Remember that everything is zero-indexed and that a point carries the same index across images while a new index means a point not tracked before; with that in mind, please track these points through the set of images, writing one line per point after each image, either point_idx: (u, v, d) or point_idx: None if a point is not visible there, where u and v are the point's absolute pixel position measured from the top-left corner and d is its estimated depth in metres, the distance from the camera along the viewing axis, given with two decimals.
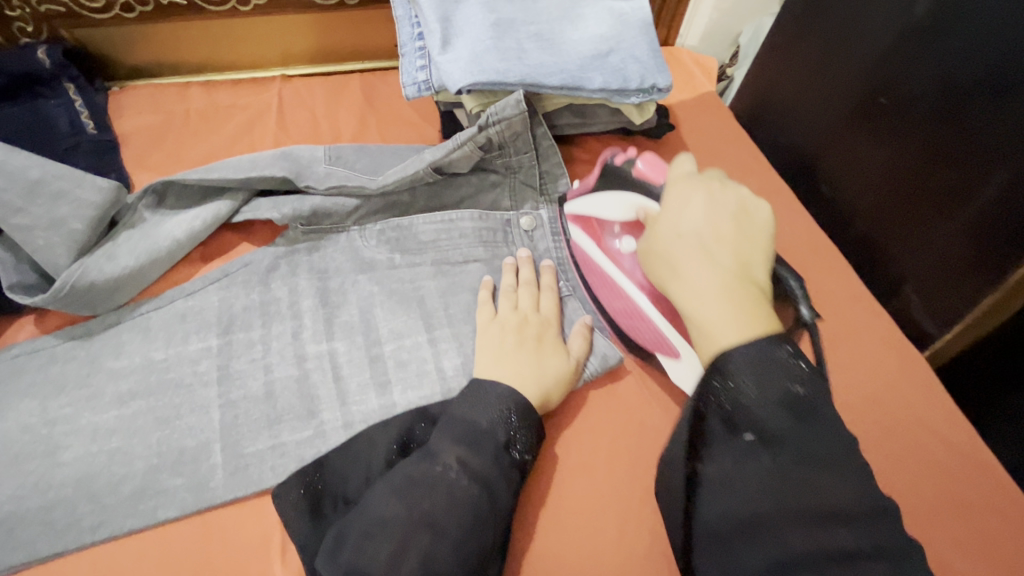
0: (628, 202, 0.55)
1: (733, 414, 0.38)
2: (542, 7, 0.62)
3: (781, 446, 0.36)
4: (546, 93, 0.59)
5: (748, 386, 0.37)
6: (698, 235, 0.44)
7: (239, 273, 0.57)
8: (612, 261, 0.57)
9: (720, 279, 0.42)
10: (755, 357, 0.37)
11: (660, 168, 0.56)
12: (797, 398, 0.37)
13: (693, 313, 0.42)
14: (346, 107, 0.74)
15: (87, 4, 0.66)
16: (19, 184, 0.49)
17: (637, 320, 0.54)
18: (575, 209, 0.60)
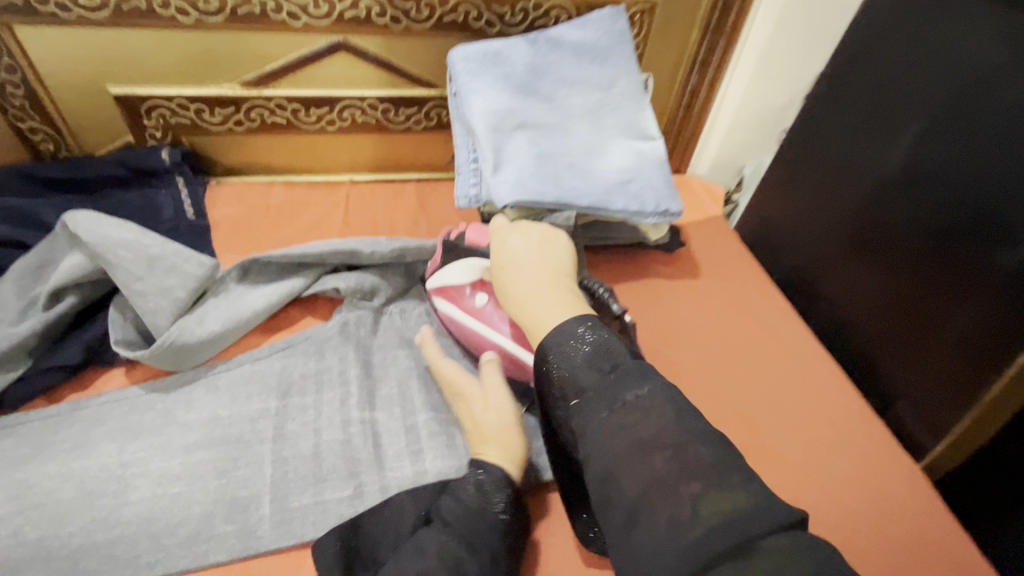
0: (472, 265, 0.64)
1: (561, 383, 0.46)
2: (578, 140, 0.73)
3: (593, 399, 0.44)
4: (577, 210, 0.71)
5: (578, 361, 0.46)
6: (516, 266, 0.56)
7: (301, 345, 0.65)
8: (477, 319, 0.63)
9: (550, 288, 0.54)
10: (556, 337, 0.48)
11: (484, 232, 0.65)
12: (605, 363, 0.45)
13: (527, 316, 0.53)
14: (402, 209, 0.87)
15: (208, 119, 0.80)
16: (142, 258, 0.58)
17: (512, 361, 0.62)
18: (432, 284, 0.66)
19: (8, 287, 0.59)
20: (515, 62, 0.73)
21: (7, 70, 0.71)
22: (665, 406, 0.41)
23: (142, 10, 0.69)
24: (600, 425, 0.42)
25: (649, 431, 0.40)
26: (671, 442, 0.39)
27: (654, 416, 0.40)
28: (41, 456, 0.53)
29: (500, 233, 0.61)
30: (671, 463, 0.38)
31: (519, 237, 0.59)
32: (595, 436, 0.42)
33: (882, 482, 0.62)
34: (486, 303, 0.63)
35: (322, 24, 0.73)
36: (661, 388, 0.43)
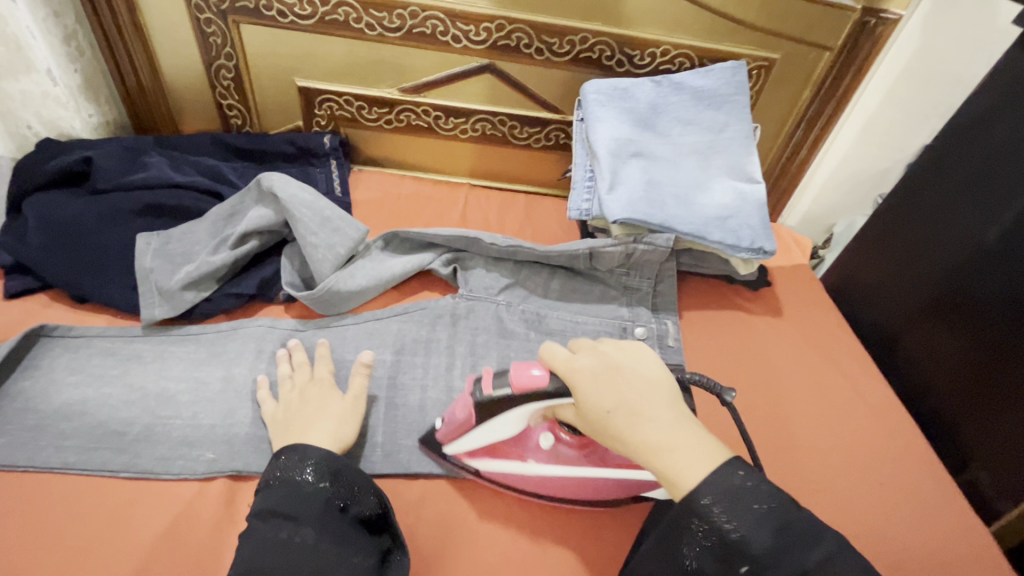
0: (517, 420, 0.56)
1: (723, 544, 0.43)
2: (684, 174, 0.80)
3: (769, 567, 0.41)
4: (676, 235, 0.77)
5: (721, 518, 0.43)
6: (619, 403, 0.48)
7: (417, 313, 0.75)
8: (549, 463, 0.59)
9: (672, 420, 0.47)
10: (710, 494, 0.43)
11: (528, 367, 0.54)
12: (776, 520, 0.43)
13: (661, 465, 0.45)
14: (512, 215, 0.97)
15: (366, 116, 0.95)
16: (317, 217, 0.71)
17: (602, 485, 0.58)
18: (458, 452, 0.59)
19: (206, 229, 0.73)
20: (639, 100, 0.82)
21: (226, 57, 0.88)
22: (847, 567, 0.41)
23: (340, 21, 0.84)
24: None
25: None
26: None
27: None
28: (215, 360, 0.65)
29: (573, 369, 0.51)
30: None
31: (600, 363, 0.50)
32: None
33: (911, 546, 0.65)
34: (550, 441, 0.59)
35: (477, 48, 0.86)
36: (825, 534, 0.42)
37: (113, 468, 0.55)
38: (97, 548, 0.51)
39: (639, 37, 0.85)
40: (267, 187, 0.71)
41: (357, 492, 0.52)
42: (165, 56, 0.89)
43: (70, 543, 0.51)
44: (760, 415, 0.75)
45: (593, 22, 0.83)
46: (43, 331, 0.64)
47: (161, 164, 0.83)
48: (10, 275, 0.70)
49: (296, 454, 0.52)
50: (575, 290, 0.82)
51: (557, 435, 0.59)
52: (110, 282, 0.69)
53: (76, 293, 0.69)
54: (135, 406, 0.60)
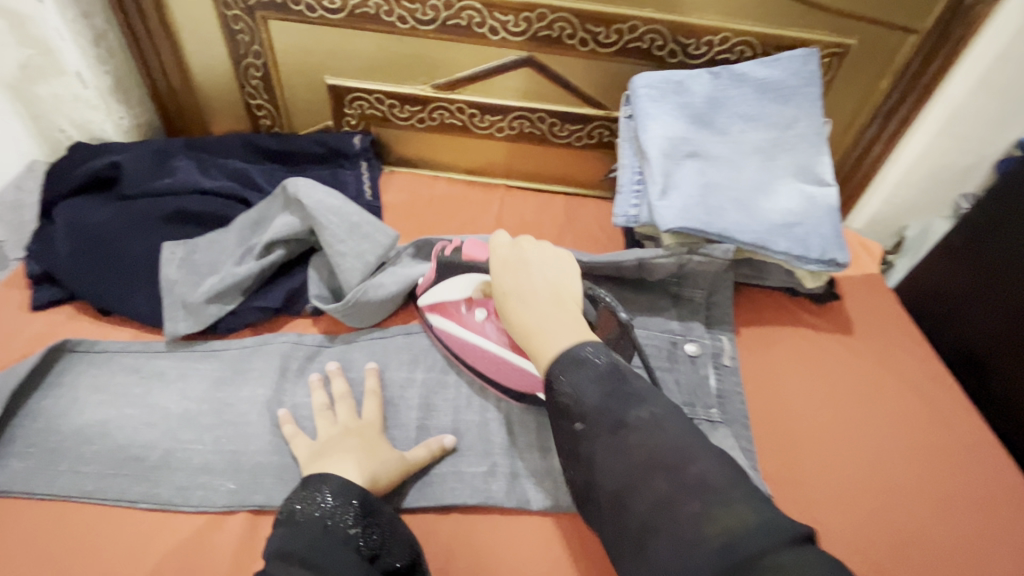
0: (464, 284, 0.61)
1: (567, 406, 0.46)
2: (746, 176, 0.72)
3: (596, 423, 0.45)
4: (736, 244, 0.70)
5: (572, 386, 0.46)
6: (519, 290, 0.52)
7: None
8: (479, 334, 0.62)
9: (557, 311, 0.50)
10: (562, 361, 0.47)
11: (482, 247, 0.62)
12: (619, 388, 0.46)
13: (532, 346, 0.50)
14: (550, 218, 0.91)
15: (397, 114, 0.90)
16: (345, 225, 0.67)
17: (518, 373, 0.60)
18: (426, 301, 0.66)
19: (232, 237, 0.70)
20: (695, 93, 0.74)
21: (254, 55, 0.85)
22: (670, 424, 0.43)
23: (371, 15, 0.79)
24: (606, 448, 0.44)
25: (644, 451, 0.42)
26: (672, 462, 0.41)
27: (652, 435, 0.42)
28: (239, 380, 0.62)
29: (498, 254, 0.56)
30: (673, 482, 0.40)
31: (520, 254, 0.54)
32: (599, 462, 0.44)
33: None
34: (485, 317, 0.62)
35: (516, 40, 0.80)
36: (660, 409, 0.44)
37: (133, 497, 0.53)
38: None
39: (694, 24, 0.77)
40: (293, 193, 0.67)
41: (390, 539, 0.48)
42: (193, 56, 0.86)
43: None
44: (821, 433, 0.68)
45: (644, 9, 0.76)
46: (67, 346, 0.62)
47: (188, 168, 0.80)
48: (36, 284, 0.69)
49: (330, 486, 0.49)
50: (620, 302, 0.75)
51: (493, 312, 0.61)
52: (135, 294, 0.67)
53: (101, 306, 0.66)
54: (156, 429, 0.57)
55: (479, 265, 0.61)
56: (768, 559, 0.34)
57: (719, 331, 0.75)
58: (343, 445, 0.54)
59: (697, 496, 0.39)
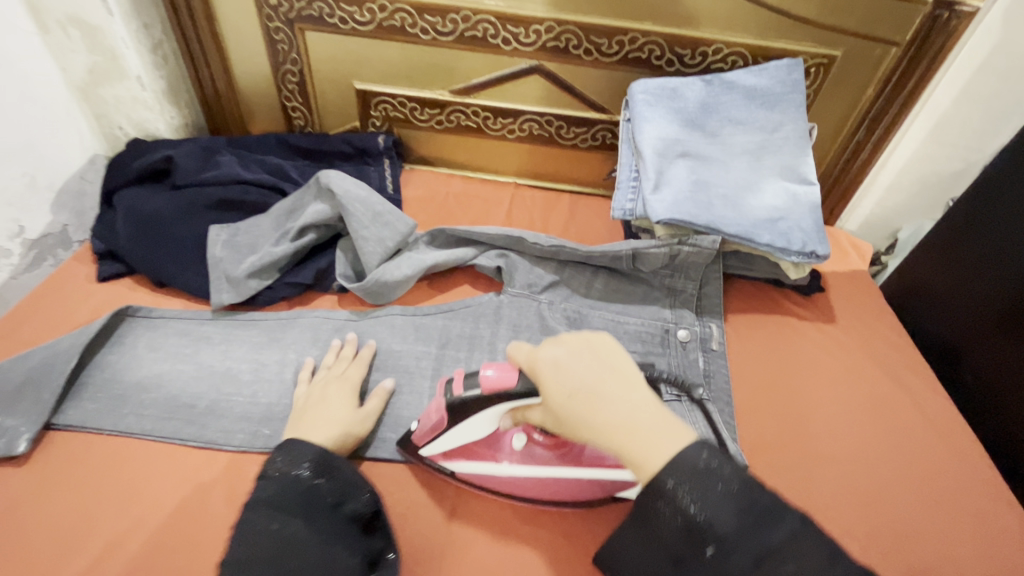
0: (486, 417, 0.55)
1: (692, 529, 0.41)
2: (734, 174, 0.79)
3: (733, 549, 0.40)
4: (723, 236, 0.76)
5: (689, 505, 0.41)
6: (591, 393, 0.46)
7: (460, 310, 0.77)
8: (521, 464, 0.59)
9: (635, 403, 0.45)
10: (677, 474, 0.42)
11: (502, 369, 0.53)
12: (749, 506, 0.40)
13: (628, 453, 0.44)
14: (557, 214, 0.98)
15: (418, 116, 0.99)
16: (369, 213, 0.75)
17: (582, 486, 0.58)
18: (436, 449, 0.59)
19: (270, 224, 0.79)
20: (689, 99, 0.81)
21: (292, 62, 0.94)
22: (808, 548, 0.39)
23: (397, 27, 0.88)
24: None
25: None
26: None
27: (798, 563, 0.38)
28: (274, 344, 0.70)
29: (537, 362, 0.50)
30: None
31: (566, 355, 0.49)
32: None
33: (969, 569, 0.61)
34: (524, 441, 0.59)
35: (527, 50, 0.88)
36: (803, 529, 0.40)
37: (184, 436, 0.61)
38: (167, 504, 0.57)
39: (689, 36, 0.84)
40: (324, 184, 0.75)
41: (356, 489, 0.54)
42: (237, 62, 0.96)
43: (145, 497, 0.57)
44: (813, 436, 0.71)
45: (642, 22, 0.83)
46: (128, 312, 0.72)
47: (232, 162, 0.90)
48: (101, 260, 0.78)
49: (296, 446, 0.54)
50: (617, 292, 0.83)
51: (530, 436, 0.59)
52: (186, 269, 0.76)
53: (157, 278, 0.76)
54: (203, 382, 0.66)
55: (504, 393, 0.52)
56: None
57: (708, 318, 0.81)
58: (322, 406, 0.61)
59: None
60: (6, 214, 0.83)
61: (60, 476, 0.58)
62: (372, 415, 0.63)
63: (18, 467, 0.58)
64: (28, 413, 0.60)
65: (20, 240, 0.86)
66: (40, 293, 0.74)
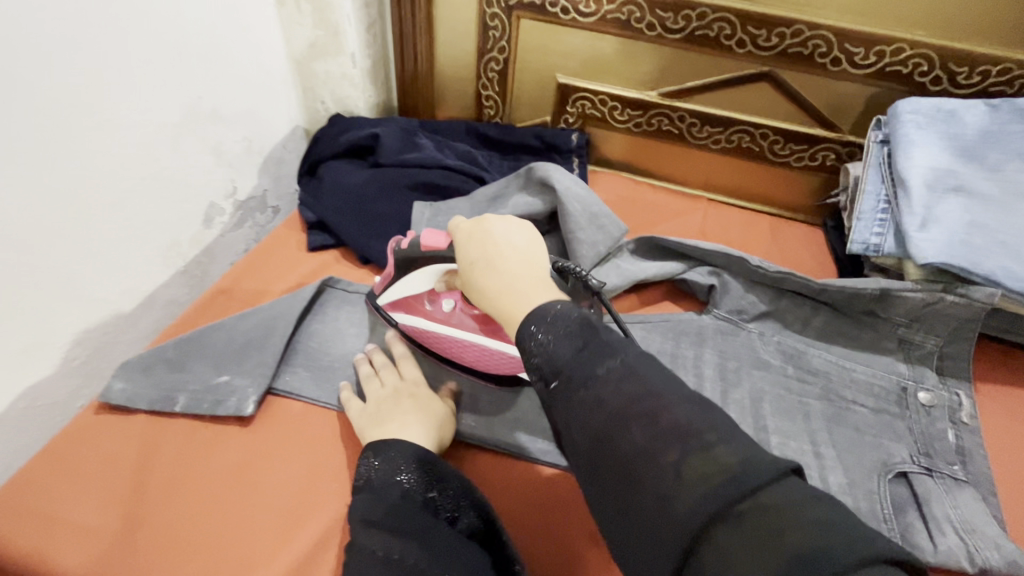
0: (428, 272, 0.60)
1: (540, 367, 0.41)
2: (1022, 220, 0.66)
3: (570, 378, 0.39)
4: (1003, 292, 0.64)
5: (543, 341, 0.41)
6: (483, 259, 0.50)
7: (658, 324, 0.73)
8: (446, 325, 0.62)
9: (525, 273, 0.47)
10: (533, 315, 0.43)
11: (436, 232, 0.59)
12: (588, 337, 0.40)
13: (500, 309, 0.47)
14: (756, 237, 0.89)
15: (616, 117, 0.93)
16: (586, 213, 0.70)
17: (496, 354, 0.61)
18: (388, 298, 0.65)
19: (474, 211, 0.78)
20: (967, 126, 0.69)
21: (499, 50, 0.92)
22: (635, 379, 0.37)
23: (621, 20, 0.83)
24: (577, 404, 0.38)
25: (617, 401, 0.36)
26: (643, 411, 0.35)
27: (622, 385, 0.37)
28: None
29: (458, 232, 0.55)
30: (647, 431, 0.35)
31: (483, 232, 0.52)
32: (577, 419, 0.38)
33: None
34: (453, 306, 0.62)
35: (762, 55, 0.80)
36: (679, 383, 0.37)
37: None
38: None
39: (973, 51, 0.72)
40: (541, 175, 0.72)
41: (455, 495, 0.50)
42: (443, 47, 0.96)
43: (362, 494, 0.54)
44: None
45: (915, 32, 0.72)
46: (329, 283, 0.71)
47: (430, 146, 0.90)
48: (310, 230, 0.80)
49: (391, 451, 0.51)
50: (839, 334, 0.71)
51: (459, 302, 0.62)
52: (390, 249, 0.75)
53: (363, 254, 0.76)
54: None
55: (439, 253, 0.58)
56: (756, 499, 0.30)
57: (957, 381, 0.68)
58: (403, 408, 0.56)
59: (674, 442, 0.34)
60: (224, 174, 0.88)
61: (234, 467, 0.56)
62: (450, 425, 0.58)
63: (243, 428, 0.58)
64: (254, 373, 0.60)
65: (232, 200, 0.90)
66: (257, 256, 0.77)
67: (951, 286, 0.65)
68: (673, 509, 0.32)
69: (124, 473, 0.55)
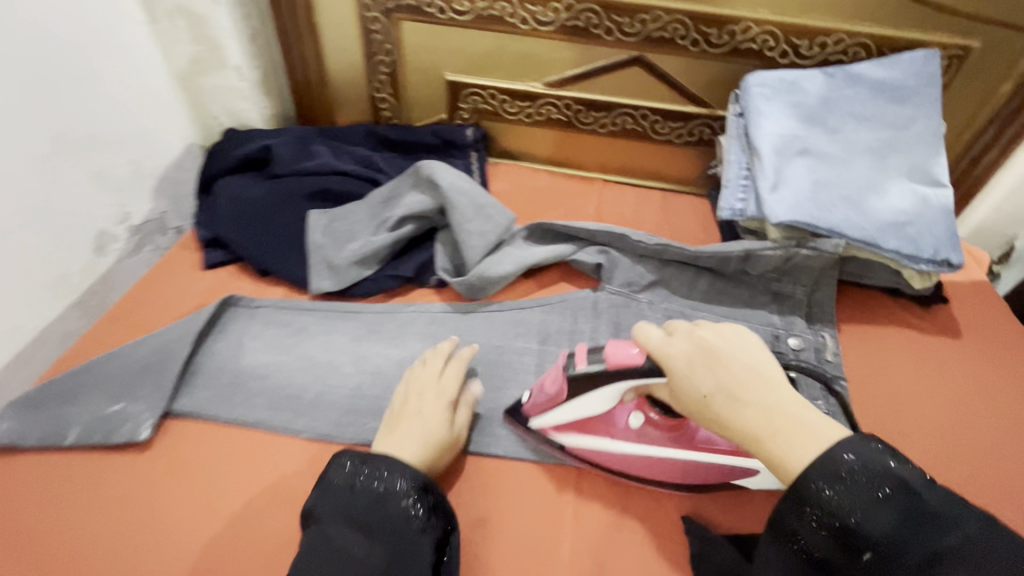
0: (607, 395, 0.55)
1: (843, 532, 0.40)
2: (857, 174, 0.73)
3: (899, 551, 0.39)
4: (845, 241, 0.72)
5: (828, 494, 0.41)
6: (725, 392, 0.46)
7: (558, 305, 0.75)
8: (632, 441, 0.58)
9: (772, 396, 0.45)
10: (822, 466, 0.41)
11: (621, 346, 0.53)
12: (891, 490, 0.40)
13: (767, 452, 0.44)
14: (648, 212, 0.95)
15: (507, 109, 0.97)
16: (472, 206, 0.74)
17: (677, 465, 0.57)
18: (544, 421, 0.59)
19: (368, 212, 0.79)
20: (808, 93, 0.76)
21: (385, 53, 0.94)
22: (977, 547, 0.38)
23: (496, 16, 0.85)
24: None
25: None
26: None
27: (970, 568, 0.37)
28: (376, 337, 0.69)
29: (652, 352, 0.50)
30: None
31: (687, 347, 0.48)
32: None
33: None
34: (642, 421, 0.57)
35: (630, 41, 0.84)
36: (980, 520, 0.39)
37: (294, 428, 0.60)
38: (286, 516, 0.55)
39: (810, 25, 0.79)
40: (427, 174, 0.75)
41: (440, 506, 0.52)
42: (331, 53, 0.96)
43: (271, 508, 0.55)
44: (1003, 448, 0.67)
45: (758, 11, 0.79)
46: (232, 301, 0.71)
47: (326, 153, 0.90)
48: (206, 248, 0.79)
49: (387, 461, 0.53)
50: (721, 294, 0.77)
51: (646, 416, 0.57)
52: (286, 259, 0.76)
53: (261, 267, 0.76)
54: (308, 373, 0.65)
55: (632, 371, 0.52)
56: None
57: (821, 324, 0.76)
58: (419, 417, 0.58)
59: None
60: (115, 200, 0.86)
61: (131, 492, 0.56)
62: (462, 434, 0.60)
63: (137, 453, 0.58)
64: (148, 397, 0.60)
65: (126, 226, 0.89)
66: (152, 280, 0.76)
67: (803, 241, 0.73)
68: None
69: (17, 512, 0.55)
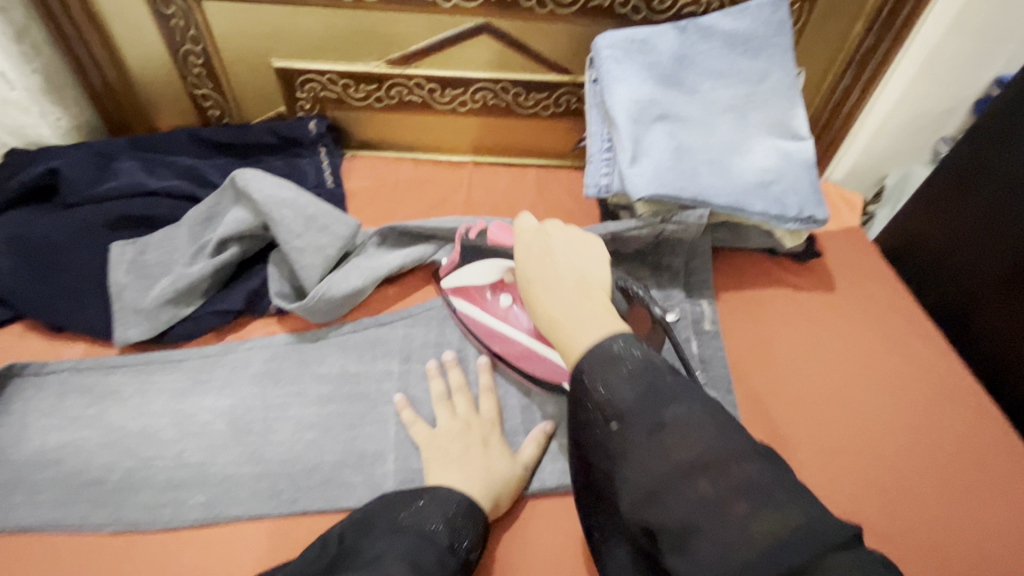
0: (490, 268, 0.61)
1: (600, 405, 0.41)
2: (718, 136, 0.69)
3: (636, 420, 0.39)
4: (711, 210, 0.67)
5: (605, 382, 0.41)
6: (541, 279, 0.47)
7: (422, 315, 0.67)
8: (502, 318, 0.61)
9: (581, 300, 0.45)
10: (594, 358, 0.41)
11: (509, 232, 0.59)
12: (653, 383, 0.40)
13: (558, 339, 0.44)
14: (522, 193, 0.88)
15: (352, 95, 0.85)
16: (301, 217, 0.64)
17: (539, 363, 0.59)
18: (450, 283, 0.65)
19: (184, 235, 0.67)
20: (661, 51, 0.70)
21: (192, 42, 0.79)
22: (702, 427, 0.36)
23: None
24: (642, 450, 0.38)
25: (688, 452, 0.36)
26: (712, 462, 0.35)
27: (694, 437, 0.36)
28: (201, 390, 0.59)
29: (524, 237, 0.51)
30: (716, 482, 0.35)
31: (551, 242, 0.49)
32: (642, 466, 0.37)
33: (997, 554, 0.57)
34: (509, 303, 0.61)
35: (469, 7, 0.75)
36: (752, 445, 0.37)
37: (98, 522, 0.51)
38: None
39: None
40: (242, 185, 0.64)
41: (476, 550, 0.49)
42: (126, 46, 0.80)
43: None
44: (876, 401, 0.67)
45: None
46: (14, 371, 0.58)
47: (133, 169, 0.76)
48: None
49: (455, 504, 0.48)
50: None
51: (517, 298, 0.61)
52: (84, 308, 0.63)
53: (50, 323, 0.63)
54: (114, 449, 0.55)
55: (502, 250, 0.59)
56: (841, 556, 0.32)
57: (700, 295, 0.73)
58: (454, 448, 0.54)
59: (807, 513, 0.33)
60: None
61: None
62: (531, 467, 0.55)
63: None
64: None
65: None
66: None
67: (670, 212, 0.69)
68: (660, 493, 0.36)
69: None
